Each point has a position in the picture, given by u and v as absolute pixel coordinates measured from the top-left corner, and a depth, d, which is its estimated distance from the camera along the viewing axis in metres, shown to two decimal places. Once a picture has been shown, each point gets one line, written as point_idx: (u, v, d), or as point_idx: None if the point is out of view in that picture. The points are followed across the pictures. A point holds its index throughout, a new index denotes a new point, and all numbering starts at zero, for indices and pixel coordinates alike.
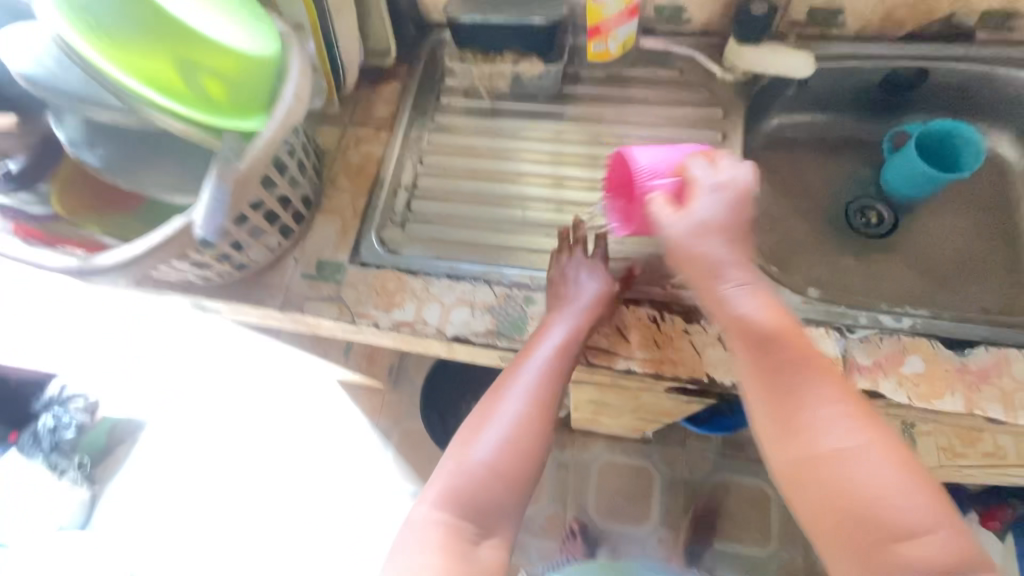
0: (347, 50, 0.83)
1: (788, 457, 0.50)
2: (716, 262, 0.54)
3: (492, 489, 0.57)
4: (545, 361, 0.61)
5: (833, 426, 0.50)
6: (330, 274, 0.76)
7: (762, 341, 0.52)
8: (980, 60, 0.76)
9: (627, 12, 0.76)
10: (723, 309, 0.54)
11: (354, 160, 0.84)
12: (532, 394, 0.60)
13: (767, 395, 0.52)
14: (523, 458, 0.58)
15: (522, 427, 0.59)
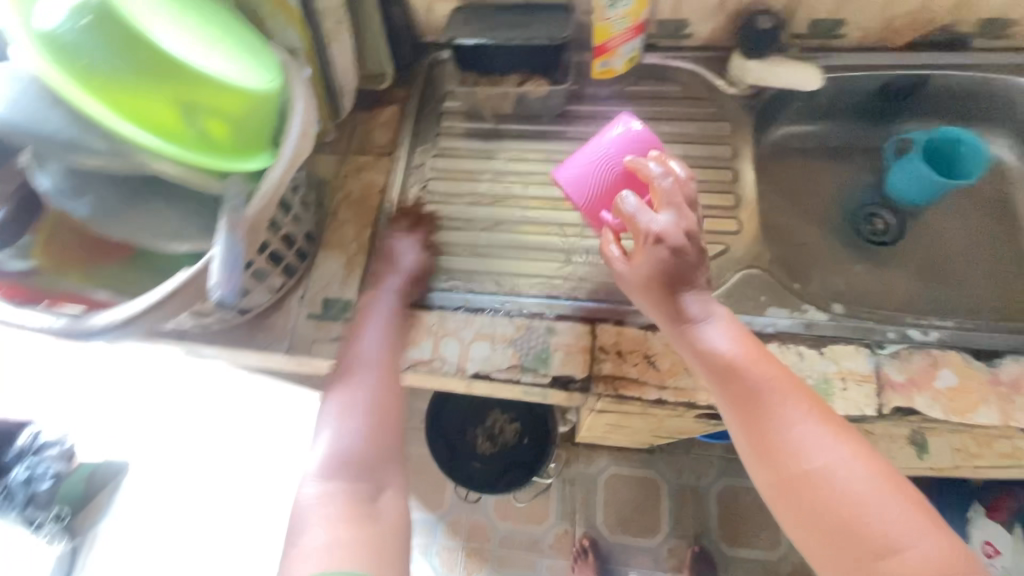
0: (342, 76, 0.79)
1: (769, 477, 0.51)
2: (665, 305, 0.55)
3: (369, 454, 0.63)
4: (382, 339, 0.67)
5: (808, 444, 0.50)
6: (337, 314, 0.72)
7: (727, 365, 0.53)
8: (978, 67, 0.77)
9: (634, 29, 0.75)
10: (686, 340, 0.55)
11: (355, 190, 0.80)
12: (377, 367, 0.65)
13: (743, 419, 0.52)
14: (382, 427, 0.64)
15: (379, 401, 0.64)
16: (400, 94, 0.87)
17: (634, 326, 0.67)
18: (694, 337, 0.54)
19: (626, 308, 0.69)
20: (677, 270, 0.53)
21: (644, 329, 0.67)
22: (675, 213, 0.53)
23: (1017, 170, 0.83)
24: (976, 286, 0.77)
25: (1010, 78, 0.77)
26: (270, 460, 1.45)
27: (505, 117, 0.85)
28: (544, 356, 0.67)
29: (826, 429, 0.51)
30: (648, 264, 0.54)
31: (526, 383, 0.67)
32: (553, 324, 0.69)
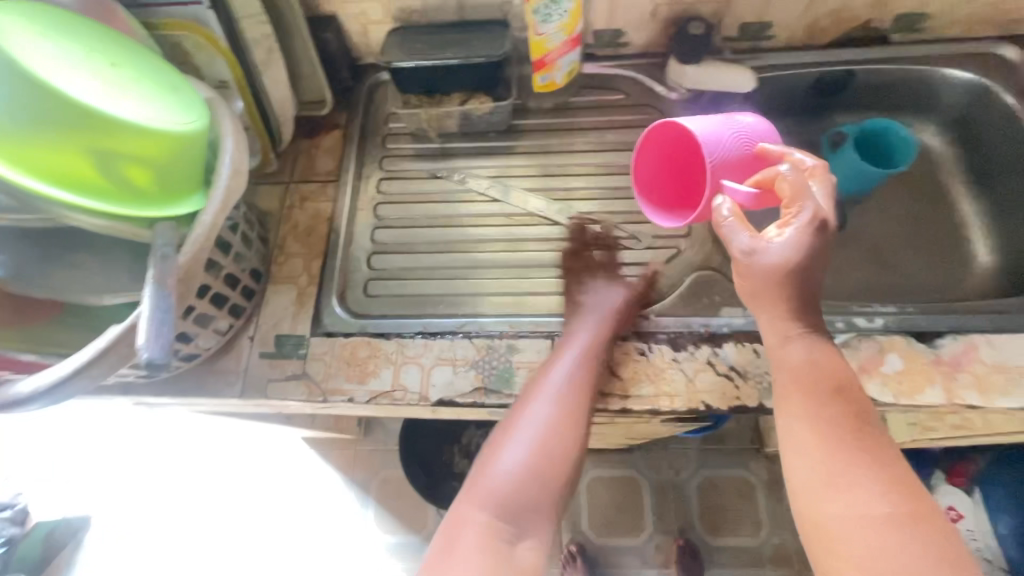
0: (279, 104, 0.77)
1: (821, 507, 0.49)
2: (787, 297, 0.54)
3: (528, 489, 0.59)
4: (581, 363, 0.63)
5: (871, 487, 0.48)
6: (292, 351, 0.70)
7: (816, 390, 0.53)
8: (898, 60, 0.81)
9: (571, 41, 0.75)
10: (781, 350, 0.55)
11: (302, 220, 0.78)
12: (561, 399, 0.61)
13: (803, 446, 0.52)
14: (558, 462, 0.60)
15: (553, 432, 0.61)
16: (343, 118, 0.85)
17: (594, 338, 0.67)
18: (791, 354, 0.55)
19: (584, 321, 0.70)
20: (811, 265, 0.53)
21: (603, 339, 0.67)
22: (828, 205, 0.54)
23: (944, 153, 0.86)
24: (916, 268, 0.80)
25: (929, 69, 0.81)
26: (241, 497, 1.38)
27: (451, 135, 0.85)
28: (507, 376, 0.66)
29: (885, 484, 0.48)
30: (799, 250, 0.52)
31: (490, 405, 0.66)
32: (513, 342, 0.68)
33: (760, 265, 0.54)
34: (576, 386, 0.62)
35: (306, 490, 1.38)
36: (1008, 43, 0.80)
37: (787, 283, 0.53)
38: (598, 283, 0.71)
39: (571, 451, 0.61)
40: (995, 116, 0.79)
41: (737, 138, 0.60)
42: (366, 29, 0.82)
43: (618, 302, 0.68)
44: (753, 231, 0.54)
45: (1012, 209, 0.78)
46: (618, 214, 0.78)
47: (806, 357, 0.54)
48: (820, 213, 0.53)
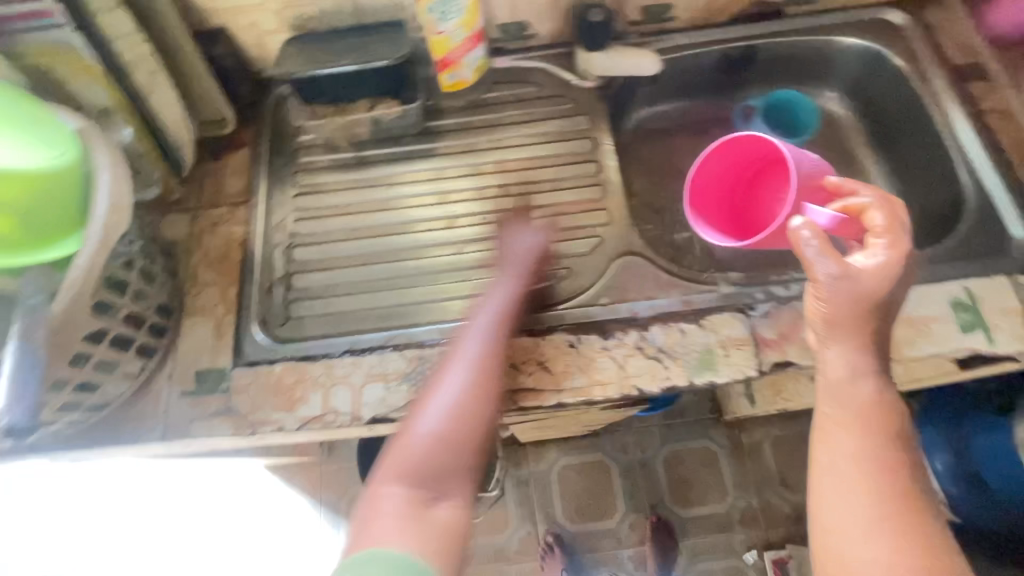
0: (174, 128, 0.73)
1: (851, 553, 0.50)
2: (867, 327, 0.53)
3: (441, 455, 0.57)
4: (493, 323, 0.63)
5: (902, 538, 0.50)
6: (214, 386, 0.67)
7: (873, 430, 0.53)
8: (794, 33, 0.83)
9: (472, 38, 0.73)
10: (850, 385, 0.54)
11: (213, 247, 0.74)
12: (480, 358, 0.60)
13: (850, 487, 0.52)
14: (473, 416, 0.58)
15: (472, 388, 0.59)
16: (249, 135, 0.81)
17: (524, 336, 0.67)
18: (853, 391, 0.54)
19: (514, 320, 0.69)
20: (891, 299, 0.53)
21: (534, 336, 0.67)
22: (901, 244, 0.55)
23: (848, 118, 0.90)
24: None
25: (825, 38, 0.83)
26: (200, 536, 1.32)
27: (364, 143, 0.82)
28: None
29: (916, 532, 0.50)
30: (882, 279, 0.52)
31: None
32: (444, 350, 0.67)
33: (846, 290, 0.52)
34: (489, 344, 0.61)
35: (270, 518, 1.34)
36: (894, 8, 0.82)
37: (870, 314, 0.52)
38: (501, 262, 0.69)
39: (494, 401, 0.60)
40: (889, 79, 0.82)
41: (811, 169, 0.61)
42: (260, 40, 0.78)
43: (530, 264, 0.68)
44: (838, 258, 0.52)
45: (910, 167, 0.82)
46: (542, 208, 0.78)
47: (871, 397, 0.54)
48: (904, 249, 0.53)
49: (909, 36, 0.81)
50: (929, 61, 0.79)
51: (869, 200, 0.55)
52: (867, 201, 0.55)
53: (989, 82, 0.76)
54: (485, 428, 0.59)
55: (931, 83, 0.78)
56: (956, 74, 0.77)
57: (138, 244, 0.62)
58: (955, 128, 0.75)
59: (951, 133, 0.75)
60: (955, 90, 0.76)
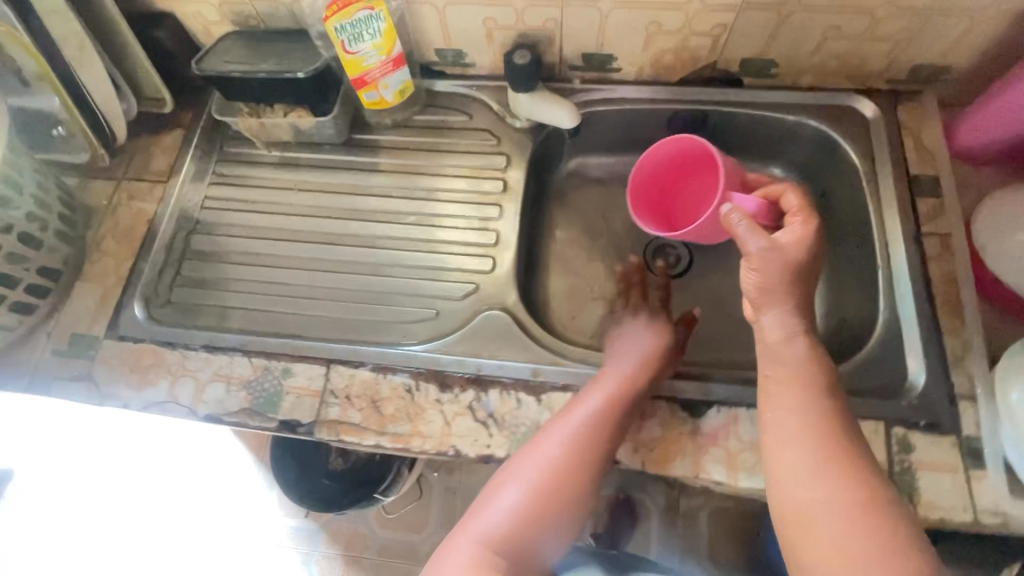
0: (106, 102, 0.76)
1: (796, 495, 0.47)
2: (796, 295, 0.53)
3: (529, 531, 0.53)
4: (609, 399, 0.58)
5: (833, 471, 0.46)
6: (83, 350, 0.71)
7: (820, 384, 0.51)
8: (752, 104, 0.76)
9: (392, 61, 0.71)
10: (787, 346, 0.52)
11: (123, 219, 0.78)
12: (591, 431, 0.57)
13: (803, 442, 0.48)
14: (556, 499, 0.54)
15: (565, 464, 0.55)
16: (186, 118, 0.84)
17: (366, 369, 0.66)
18: (792, 346, 0.53)
19: (363, 351, 0.68)
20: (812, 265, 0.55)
21: (375, 372, 0.66)
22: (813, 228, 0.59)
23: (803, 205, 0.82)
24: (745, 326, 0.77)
25: (786, 116, 0.75)
26: None
27: (288, 144, 0.83)
28: (274, 400, 0.66)
29: (850, 468, 0.46)
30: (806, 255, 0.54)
31: (254, 426, 0.66)
32: (289, 366, 0.68)
33: (775, 260, 0.53)
34: (608, 417, 0.57)
35: (172, 488, 1.23)
36: (864, 97, 0.73)
37: (796, 279, 0.53)
38: (643, 322, 0.68)
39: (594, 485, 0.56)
40: (843, 174, 0.74)
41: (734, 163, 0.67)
42: (206, 29, 0.80)
43: (656, 334, 0.66)
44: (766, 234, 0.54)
45: (844, 275, 0.73)
46: (437, 242, 0.77)
47: (807, 360, 0.52)
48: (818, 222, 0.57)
49: (876, 132, 0.72)
50: (885, 164, 0.70)
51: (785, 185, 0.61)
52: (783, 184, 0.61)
53: (941, 200, 0.67)
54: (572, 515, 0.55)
55: (881, 188, 0.69)
56: (909, 184, 0.68)
57: (23, 211, 0.67)
58: (891, 246, 0.67)
59: (884, 249, 0.67)
60: (902, 202, 0.68)
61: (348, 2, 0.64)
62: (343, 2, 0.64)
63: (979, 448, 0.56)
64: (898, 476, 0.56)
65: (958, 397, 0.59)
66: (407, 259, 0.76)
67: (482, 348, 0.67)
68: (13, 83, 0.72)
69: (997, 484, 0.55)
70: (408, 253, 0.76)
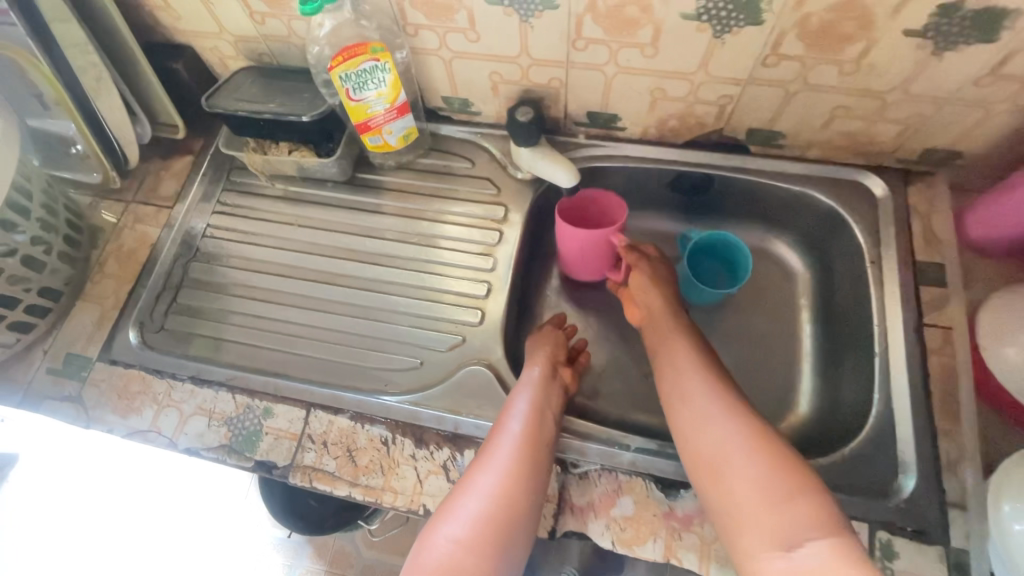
0: (119, 127, 0.78)
1: (700, 440, 0.56)
2: (668, 295, 0.70)
3: (473, 565, 0.50)
4: (524, 420, 0.60)
5: (719, 413, 0.56)
6: (75, 371, 0.73)
7: (695, 349, 0.64)
8: (757, 173, 0.74)
9: (396, 109, 0.72)
10: (663, 322, 0.68)
11: (127, 242, 0.80)
12: (512, 451, 0.57)
13: (692, 394, 0.59)
14: (498, 532, 0.52)
15: (503, 491, 0.54)
16: (198, 145, 0.87)
17: (346, 417, 0.66)
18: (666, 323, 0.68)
19: (344, 398, 0.68)
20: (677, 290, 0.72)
21: (354, 421, 0.66)
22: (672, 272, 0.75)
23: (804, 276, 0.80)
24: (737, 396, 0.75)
25: (790, 189, 0.74)
26: None
27: (293, 179, 0.84)
28: (253, 439, 0.66)
29: (732, 411, 0.56)
30: (668, 290, 0.71)
31: (230, 464, 0.66)
32: (270, 406, 0.68)
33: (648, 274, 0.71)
34: (526, 445, 0.58)
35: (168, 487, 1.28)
36: (875, 174, 0.71)
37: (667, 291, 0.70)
38: (534, 347, 0.70)
39: (531, 516, 0.55)
40: (847, 251, 0.72)
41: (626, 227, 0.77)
42: (223, 62, 0.82)
43: (547, 353, 0.69)
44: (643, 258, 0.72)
45: (841, 355, 0.71)
46: (428, 288, 0.77)
47: (680, 331, 0.67)
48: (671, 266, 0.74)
49: (882, 212, 0.70)
50: (890, 247, 0.68)
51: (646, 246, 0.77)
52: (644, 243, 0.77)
53: (945, 291, 0.64)
54: (520, 552, 0.52)
55: (884, 271, 0.67)
56: (913, 270, 0.66)
57: (28, 235, 0.68)
58: (890, 334, 0.64)
59: (882, 336, 0.64)
60: (905, 289, 0.65)
61: (354, 54, 0.64)
62: (348, 53, 0.64)
63: (965, 563, 0.54)
64: None
65: (948, 505, 0.56)
66: (396, 304, 0.76)
67: (461, 405, 0.67)
68: (34, 107, 0.74)
69: None
70: (399, 297, 0.77)
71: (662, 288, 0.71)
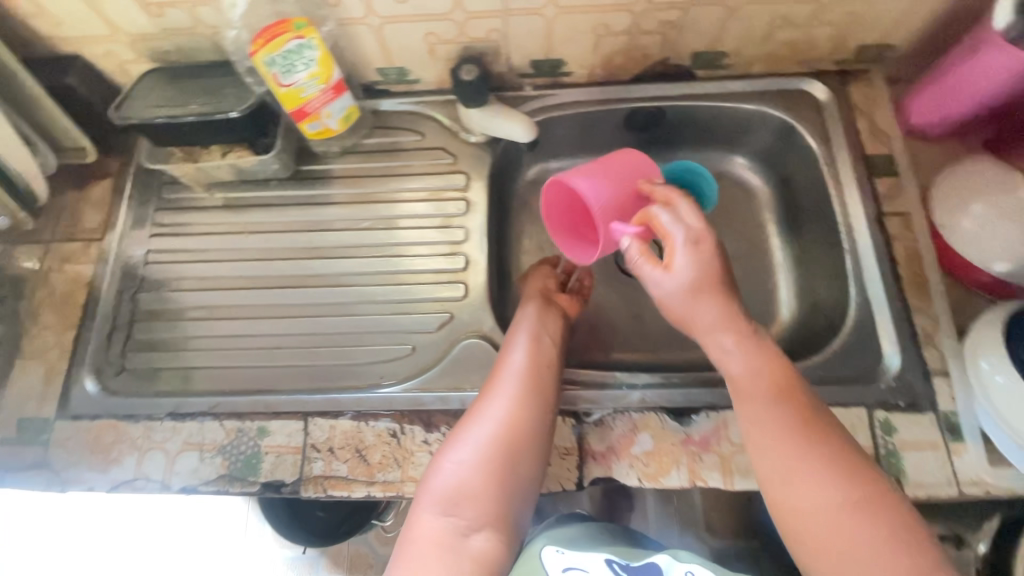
0: (21, 163, 0.68)
1: (790, 500, 0.48)
2: (715, 303, 0.54)
3: (479, 485, 0.53)
4: (526, 353, 0.61)
5: (813, 473, 0.48)
6: (34, 436, 0.66)
7: (768, 386, 0.53)
8: (707, 97, 0.75)
9: (332, 89, 0.67)
10: (725, 358, 0.55)
11: (59, 286, 0.72)
12: (513, 383, 0.58)
13: (802, 467, 0.49)
14: (504, 454, 0.54)
15: (511, 417, 0.56)
16: (115, 166, 0.78)
17: (347, 418, 0.64)
18: (731, 365, 0.54)
19: (341, 400, 0.65)
20: (715, 266, 0.54)
21: (356, 420, 0.63)
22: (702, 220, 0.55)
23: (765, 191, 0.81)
24: None
25: (741, 107, 0.75)
26: None
27: (232, 184, 0.78)
28: (253, 462, 0.63)
29: (829, 466, 0.48)
30: (718, 301, 0.54)
31: (235, 493, 0.62)
32: (264, 425, 0.64)
33: (673, 293, 0.55)
34: (526, 373, 0.59)
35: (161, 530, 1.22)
36: (816, 79, 0.73)
37: (708, 293, 0.54)
38: (525, 283, 0.71)
39: (539, 433, 0.57)
40: (801, 158, 0.74)
41: (618, 184, 0.60)
42: (122, 67, 0.73)
43: (539, 285, 0.69)
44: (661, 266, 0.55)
45: (812, 260, 0.74)
46: (401, 272, 0.74)
47: (744, 368, 0.54)
48: (692, 234, 0.54)
49: (828, 114, 0.72)
50: (841, 146, 0.70)
51: (659, 213, 0.55)
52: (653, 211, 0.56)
53: (898, 178, 0.68)
54: (526, 465, 0.55)
55: (841, 171, 0.70)
56: (866, 165, 0.69)
57: None
58: (855, 228, 0.67)
59: (848, 233, 0.68)
60: (862, 185, 0.68)
61: (275, 34, 0.60)
62: (270, 35, 0.60)
63: (956, 423, 0.59)
64: (885, 459, 0.58)
65: (932, 374, 0.61)
66: (373, 293, 0.73)
67: (464, 381, 0.66)
68: None
69: (976, 454, 0.57)
70: (373, 287, 0.73)
71: (708, 299, 0.54)
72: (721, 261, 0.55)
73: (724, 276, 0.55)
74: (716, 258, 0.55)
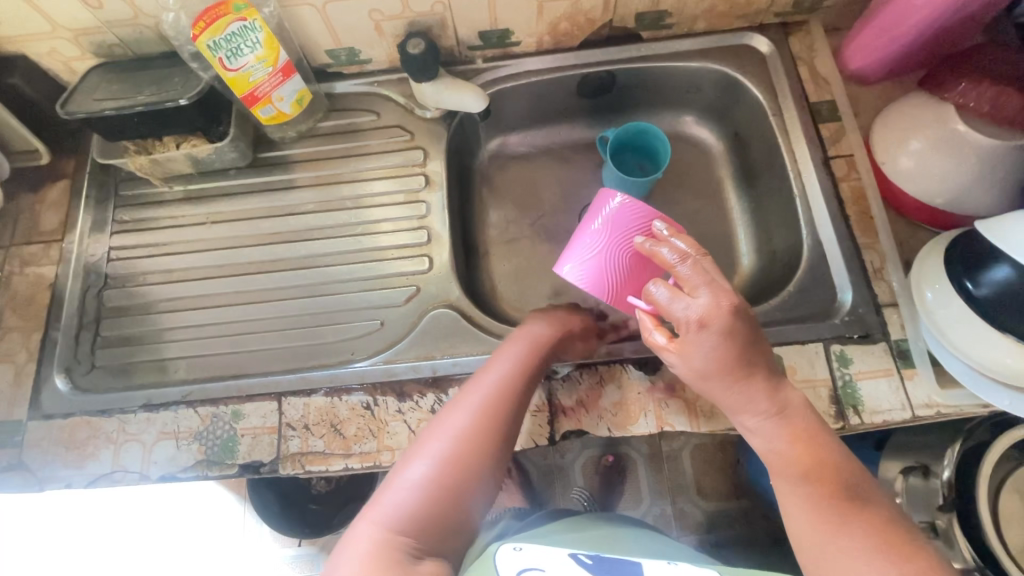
0: None
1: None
2: (735, 382, 0.49)
3: (436, 503, 0.50)
4: (508, 371, 0.58)
5: (857, 555, 0.45)
6: (6, 438, 0.65)
7: (800, 462, 0.49)
8: (654, 57, 0.76)
9: (280, 71, 0.67)
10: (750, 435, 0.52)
11: (21, 290, 0.72)
12: (489, 401, 0.55)
13: (847, 548, 0.45)
14: (465, 474, 0.52)
15: (477, 436, 0.53)
16: (69, 166, 0.77)
17: (320, 395, 0.64)
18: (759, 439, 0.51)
19: (314, 378, 0.66)
20: (734, 346, 0.47)
21: (329, 396, 0.64)
22: (715, 297, 0.47)
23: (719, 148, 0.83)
24: None
25: (687, 66, 0.76)
26: None
27: (190, 176, 0.78)
28: (230, 446, 0.63)
29: (872, 545, 0.45)
30: (736, 385, 0.49)
31: (213, 477, 0.63)
32: (238, 408, 0.65)
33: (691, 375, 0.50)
34: (504, 391, 0.56)
35: None
36: (757, 33, 0.75)
37: (726, 376, 0.49)
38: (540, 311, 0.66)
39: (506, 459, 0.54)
40: (748, 112, 0.76)
41: (617, 249, 0.56)
42: (68, 65, 0.73)
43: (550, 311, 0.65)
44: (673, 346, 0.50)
45: (767, 210, 0.76)
46: (364, 251, 0.74)
47: (771, 445, 0.50)
48: (705, 316, 0.47)
49: (771, 66, 0.74)
50: (785, 96, 0.72)
51: (661, 291, 0.49)
52: (655, 290, 0.49)
53: (841, 123, 0.70)
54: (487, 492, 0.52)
55: (787, 120, 0.71)
56: (810, 112, 0.71)
57: None
58: (804, 174, 0.69)
59: (797, 178, 0.69)
60: (808, 132, 0.70)
61: (216, 16, 0.59)
62: (209, 17, 0.59)
63: (907, 350, 0.61)
64: (843, 391, 0.60)
65: (881, 306, 0.63)
66: (338, 274, 0.73)
67: (434, 350, 0.67)
68: None
69: (926, 377, 0.60)
70: (338, 267, 0.74)
71: (726, 382, 0.49)
72: (743, 338, 0.48)
73: (746, 351, 0.48)
74: (740, 336, 0.47)
